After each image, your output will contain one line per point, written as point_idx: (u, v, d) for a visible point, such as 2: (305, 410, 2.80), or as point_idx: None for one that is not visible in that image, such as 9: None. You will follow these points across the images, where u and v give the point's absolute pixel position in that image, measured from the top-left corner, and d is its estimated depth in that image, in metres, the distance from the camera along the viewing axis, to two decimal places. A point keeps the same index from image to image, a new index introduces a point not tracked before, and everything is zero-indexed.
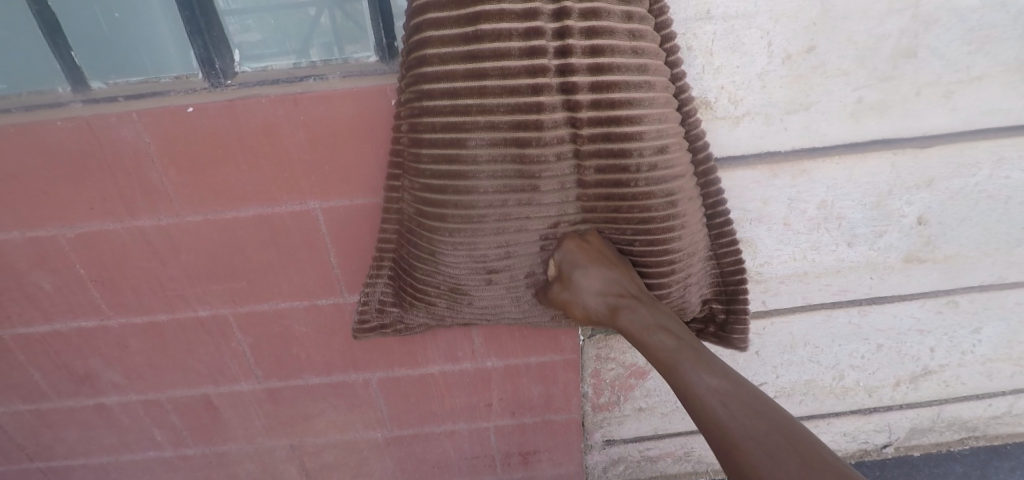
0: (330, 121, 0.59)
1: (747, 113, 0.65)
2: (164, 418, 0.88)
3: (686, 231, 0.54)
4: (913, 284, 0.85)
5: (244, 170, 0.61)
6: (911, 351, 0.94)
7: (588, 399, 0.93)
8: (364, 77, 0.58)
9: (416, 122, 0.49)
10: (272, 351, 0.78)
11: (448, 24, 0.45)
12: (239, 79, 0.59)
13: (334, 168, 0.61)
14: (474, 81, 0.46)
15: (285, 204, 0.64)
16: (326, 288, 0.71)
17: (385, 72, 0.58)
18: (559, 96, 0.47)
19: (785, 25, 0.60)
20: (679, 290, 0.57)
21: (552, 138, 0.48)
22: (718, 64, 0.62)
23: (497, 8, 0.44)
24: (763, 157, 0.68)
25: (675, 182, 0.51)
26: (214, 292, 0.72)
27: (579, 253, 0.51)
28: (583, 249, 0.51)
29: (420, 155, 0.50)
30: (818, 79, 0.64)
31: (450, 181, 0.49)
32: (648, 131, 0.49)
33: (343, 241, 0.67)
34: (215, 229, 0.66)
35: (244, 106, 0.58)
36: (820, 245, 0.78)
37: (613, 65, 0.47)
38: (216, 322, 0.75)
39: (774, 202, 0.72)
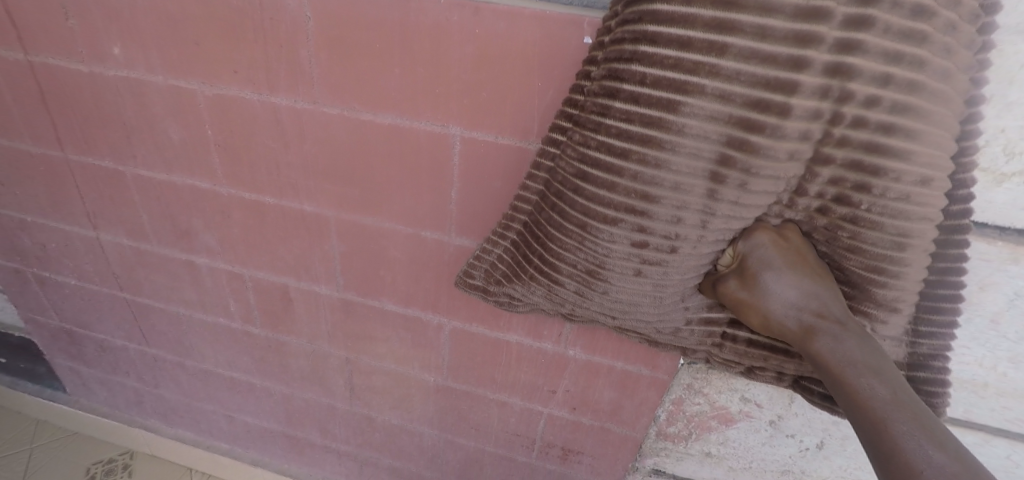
0: (506, 43, 0.50)
1: (1018, 173, 0.49)
2: (242, 293, 0.90)
3: (901, 281, 0.42)
4: None
5: (395, 73, 0.55)
6: None
7: (657, 423, 0.83)
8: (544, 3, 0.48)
9: (623, 69, 0.38)
10: (360, 265, 0.75)
11: None
12: None
13: (490, 97, 0.54)
14: (714, 34, 0.34)
15: (425, 121, 0.58)
16: (436, 223, 0.66)
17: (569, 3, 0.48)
18: (827, 80, 0.34)
19: None
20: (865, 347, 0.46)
21: (795, 132, 0.35)
22: (1013, 98, 0.46)
23: None
24: (1010, 233, 0.52)
25: (919, 224, 0.39)
26: (324, 192, 0.68)
27: (774, 252, 0.42)
28: (778, 247, 0.42)
29: (608, 108, 0.39)
30: None
31: (637, 148, 0.38)
32: (921, 151, 0.37)
33: (472, 179, 0.60)
34: (347, 126, 0.61)
35: (418, 3, 0.51)
36: (1022, 360, 0.60)
37: (910, 60, 0.34)
38: (317, 221, 0.72)
39: (991, 291, 0.56)
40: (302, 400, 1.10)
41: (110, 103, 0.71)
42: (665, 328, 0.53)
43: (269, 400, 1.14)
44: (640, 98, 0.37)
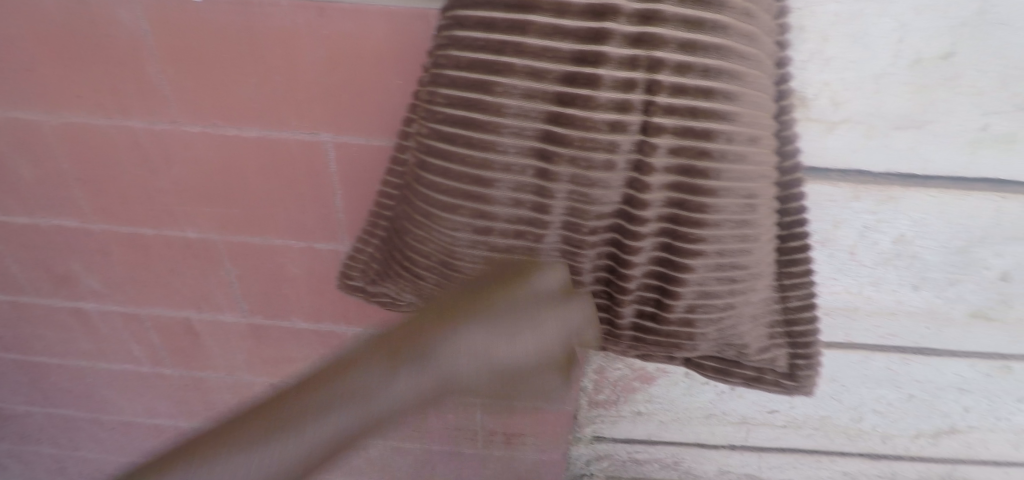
0: (358, 42, 0.49)
1: (846, 120, 0.55)
2: (143, 335, 0.85)
3: (757, 243, 0.41)
4: (970, 342, 0.74)
5: (251, 83, 0.53)
6: (943, 406, 0.85)
7: (587, 393, 0.88)
8: None
9: (444, 54, 0.40)
10: (260, 287, 0.73)
11: None
12: None
13: (353, 98, 0.52)
14: (517, 14, 0.36)
15: (293, 130, 0.55)
16: (328, 233, 0.64)
17: None
18: (631, 49, 0.35)
19: (926, 20, 0.49)
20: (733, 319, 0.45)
21: (611, 103, 0.36)
22: (829, 54, 0.52)
23: None
24: (849, 173, 0.59)
25: (757, 182, 0.39)
26: (205, 215, 0.65)
27: None
28: None
29: (436, 96, 0.41)
30: (943, 93, 0.53)
31: (464, 131, 0.39)
32: (743, 112, 0.37)
33: (352, 184, 0.59)
34: (213, 144, 0.58)
35: (261, 7, 0.48)
36: (881, 282, 0.67)
37: (712, 24, 0.35)
38: (205, 247, 0.69)
39: (844, 227, 0.63)
40: None
41: None
42: None
43: None
44: (460, 82, 0.38)
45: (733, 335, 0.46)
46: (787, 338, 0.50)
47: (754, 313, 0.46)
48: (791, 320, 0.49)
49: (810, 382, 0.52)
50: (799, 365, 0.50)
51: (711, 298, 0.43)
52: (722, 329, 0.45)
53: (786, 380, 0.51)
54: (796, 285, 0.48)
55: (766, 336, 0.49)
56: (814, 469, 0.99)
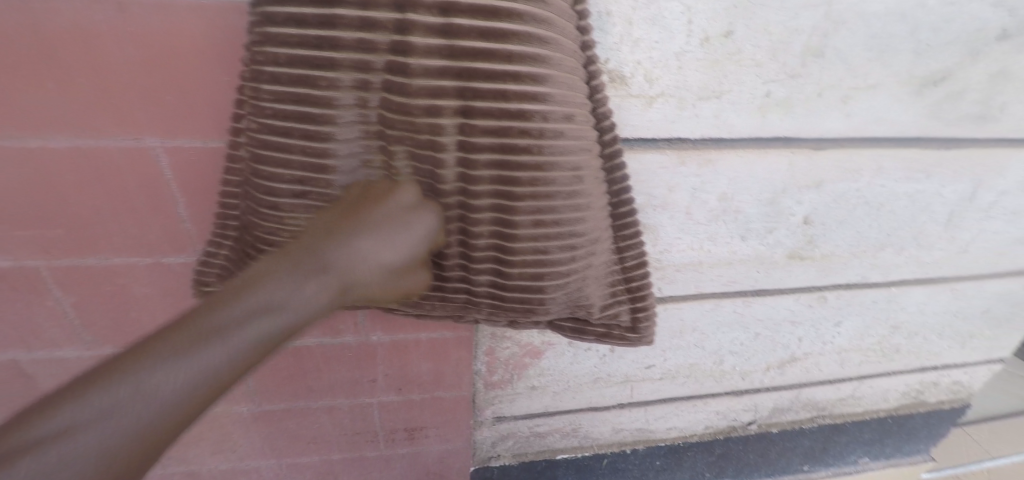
0: (171, 39, 0.46)
1: (660, 94, 0.62)
2: None
3: (589, 211, 0.46)
4: (792, 280, 0.88)
5: (50, 88, 0.48)
6: (782, 340, 0.99)
7: (481, 376, 0.90)
8: None
9: (258, 51, 0.40)
10: (103, 315, 0.65)
11: None
12: None
13: (176, 98, 0.49)
14: (324, 9, 0.37)
15: (111, 138, 0.51)
16: (174, 245, 0.59)
17: None
18: (439, 38, 0.38)
19: (707, 4, 0.57)
20: (578, 282, 0.49)
21: (429, 89, 0.39)
22: (636, 36, 0.58)
23: None
24: (672, 141, 0.66)
25: (581, 155, 0.44)
26: (18, 240, 0.57)
27: None
28: None
29: (259, 93, 0.40)
30: (732, 66, 0.62)
31: (298, 125, 0.40)
32: (554, 93, 0.40)
33: (195, 190, 0.55)
34: (13, 162, 0.51)
35: (45, 3, 0.44)
36: (716, 237, 0.78)
37: (507, 11, 0.38)
38: (23, 278, 0.60)
39: (678, 190, 0.71)
40: None
41: None
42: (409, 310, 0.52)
43: None
44: (283, 76, 0.39)
45: (583, 297, 0.51)
46: (628, 294, 0.56)
47: (597, 276, 0.51)
48: (631, 278, 0.55)
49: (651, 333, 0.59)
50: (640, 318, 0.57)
51: (557, 266, 0.46)
52: (570, 294, 0.49)
53: (630, 332, 0.57)
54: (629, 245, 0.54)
55: (611, 294, 0.54)
56: (693, 413, 1.11)
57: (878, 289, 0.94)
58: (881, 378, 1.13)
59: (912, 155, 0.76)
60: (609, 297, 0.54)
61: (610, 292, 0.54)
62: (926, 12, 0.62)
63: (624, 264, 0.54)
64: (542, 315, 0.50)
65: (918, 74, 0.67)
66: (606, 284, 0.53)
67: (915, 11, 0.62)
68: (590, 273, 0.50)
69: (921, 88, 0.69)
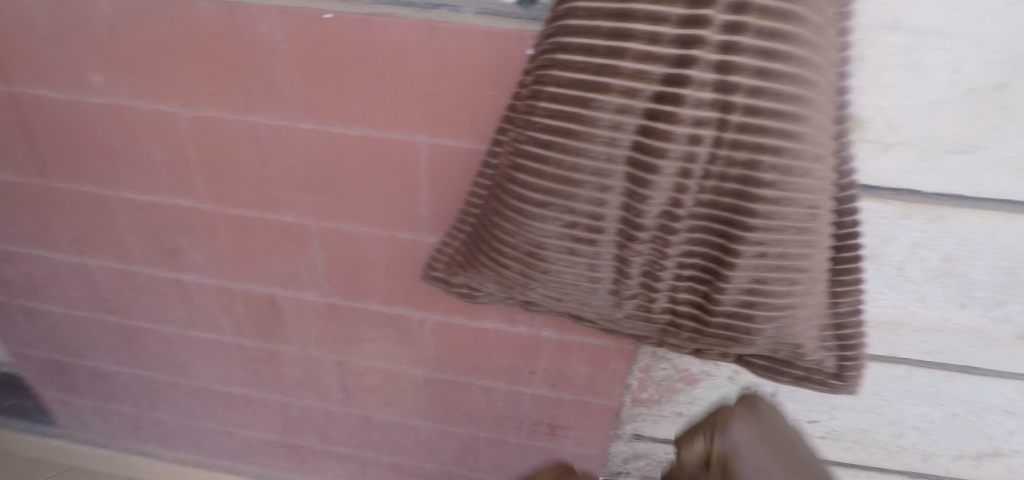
0: (460, 58, 0.56)
1: (899, 143, 0.59)
2: (232, 307, 0.95)
3: (814, 249, 0.46)
4: (1018, 364, 0.75)
5: (363, 89, 0.61)
6: (987, 429, 0.85)
7: (630, 391, 0.92)
8: (496, 18, 0.54)
9: (545, 73, 0.46)
10: (342, 269, 0.81)
11: None
12: None
13: (449, 105, 0.60)
14: (612, 41, 0.41)
15: (392, 131, 0.63)
16: (409, 223, 0.72)
17: (519, 17, 0.53)
18: (714, 74, 0.40)
19: (982, 54, 0.53)
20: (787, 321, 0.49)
21: (694, 119, 0.41)
22: (886, 81, 0.56)
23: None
24: (900, 192, 0.63)
25: (819, 193, 0.44)
26: (305, 203, 0.74)
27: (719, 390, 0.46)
28: None
29: (535, 109, 0.47)
30: (997, 120, 0.56)
31: (559, 139, 0.45)
32: (809, 134, 0.41)
33: (439, 181, 0.66)
34: (321, 141, 0.67)
35: (380, 25, 0.56)
36: (927, 299, 0.71)
37: (785, 55, 0.39)
38: (299, 231, 0.78)
39: (893, 243, 0.67)
40: (299, 407, 1.15)
41: (94, 133, 0.75)
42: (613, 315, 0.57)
43: (267, 411, 1.18)
44: (559, 95, 0.45)
45: (787, 335, 0.51)
46: (837, 343, 0.54)
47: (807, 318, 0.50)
48: (842, 324, 0.53)
49: (856, 384, 0.56)
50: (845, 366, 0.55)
51: (771, 297, 0.48)
52: (778, 328, 0.50)
53: (833, 380, 0.56)
54: (845, 292, 0.52)
55: (818, 340, 0.53)
56: None
57: None
58: None
59: None
60: (815, 342, 0.53)
61: (818, 338, 0.53)
62: None
63: (835, 310, 0.53)
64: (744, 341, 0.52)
65: None
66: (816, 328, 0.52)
67: None
68: (802, 313, 0.49)
69: None
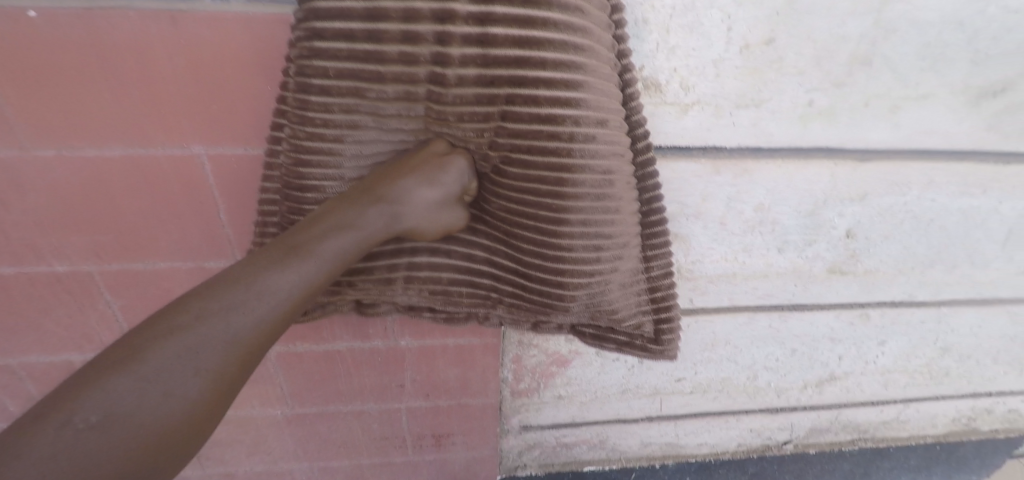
0: (221, 49, 0.48)
1: (696, 102, 0.62)
2: (16, 386, 0.77)
3: (617, 214, 0.45)
4: (833, 295, 0.84)
5: (109, 99, 0.50)
6: (821, 357, 0.95)
7: (508, 384, 0.89)
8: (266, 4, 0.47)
9: (306, 64, 0.42)
10: (146, 318, 0.68)
11: None
12: None
13: (223, 108, 0.51)
14: (368, 23, 0.40)
15: (161, 146, 0.53)
16: (215, 250, 0.61)
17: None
18: (475, 49, 0.40)
19: (748, 11, 0.57)
20: (601, 288, 0.48)
21: (469, 96, 0.42)
22: (673, 43, 0.58)
23: None
24: (707, 150, 0.66)
25: (612, 159, 0.44)
26: (74, 245, 0.60)
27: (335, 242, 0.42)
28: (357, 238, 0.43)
29: (307, 102, 0.43)
30: (773, 74, 0.61)
31: (345, 124, 0.43)
32: (587, 100, 0.41)
33: (235, 197, 0.57)
34: (71, 168, 0.54)
35: (108, 19, 0.46)
36: (751, 248, 0.76)
37: (541, 21, 0.39)
38: (78, 281, 0.64)
39: (712, 200, 0.70)
40: None
41: None
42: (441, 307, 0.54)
43: None
44: (331, 83, 0.42)
45: (604, 302, 0.49)
46: (651, 306, 0.55)
47: (619, 283, 0.49)
48: (655, 288, 0.54)
49: (674, 346, 0.56)
50: (663, 328, 0.55)
51: (578, 264, 0.45)
52: (591, 294, 0.48)
53: (651, 344, 0.56)
54: (657, 254, 0.53)
55: (635, 303, 0.53)
56: (724, 430, 1.07)
57: (925, 308, 0.89)
58: (927, 402, 1.07)
59: (965, 169, 0.72)
60: (633, 306, 0.53)
61: (635, 303, 0.53)
62: (985, 20, 0.60)
63: (649, 275, 0.54)
64: (562, 314, 0.49)
65: (974, 84, 0.64)
66: (632, 292, 0.52)
67: (973, 19, 0.59)
68: (614, 279, 0.48)
69: (978, 100, 0.65)
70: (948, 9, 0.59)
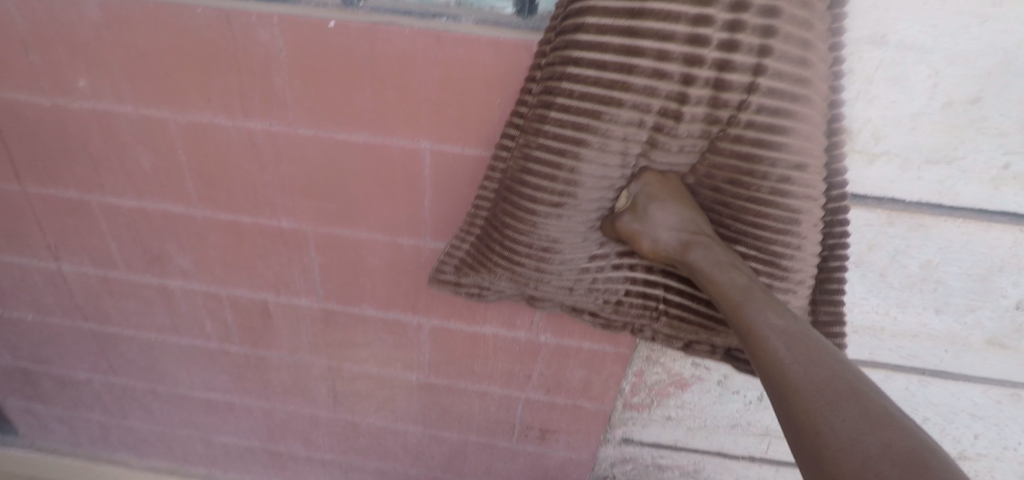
0: (466, 65, 0.57)
1: (885, 153, 0.62)
2: (220, 313, 0.93)
3: (798, 251, 0.51)
4: (986, 368, 0.80)
5: (366, 95, 0.61)
6: (955, 431, 0.90)
7: (623, 397, 0.93)
8: (496, 28, 0.55)
9: (555, 86, 0.47)
10: (339, 275, 0.80)
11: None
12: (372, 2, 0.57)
13: (456, 112, 0.60)
14: (622, 59, 0.44)
15: (397, 138, 0.63)
16: (412, 229, 0.71)
17: (517, 27, 0.55)
18: (708, 91, 0.44)
19: (958, 69, 0.57)
20: None
21: (688, 131, 0.46)
22: (874, 94, 0.59)
23: None
24: (885, 202, 0.66)
25: (806, 202, 0.49)
26: (303, 208, 0.73)
27: None
28: None
29: (545, 118, 0.47)
30: (972, 133, 0.60)
31: (574, 147, 0.47)
32: (794, 145, 0.46)
33: (443, 186, 0.66)
34: (322, 146, 0.66)
35: (385, 33, 0.56)
36: (907, 304, 0.75)
37: (772, 71, 0.43)
38: (296, 237, 0.77)
39: (877, 250, 0.70)
40: (285, 413, 1.12)
41: (76, 134, 0.72)
42: (613, 306, 0.61)
43: (252, 418, 1.15)
44: (572, 107, 0.46)
45: None
46: None
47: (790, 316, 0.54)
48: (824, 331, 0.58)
49: None
50: None
51: None
52: None
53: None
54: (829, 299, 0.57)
55: None
56: None
57: None
58: None
59: None
60: None
61: None
62: None
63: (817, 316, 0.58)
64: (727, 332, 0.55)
65: None
66: None
67: None
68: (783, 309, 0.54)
69: None
70: None
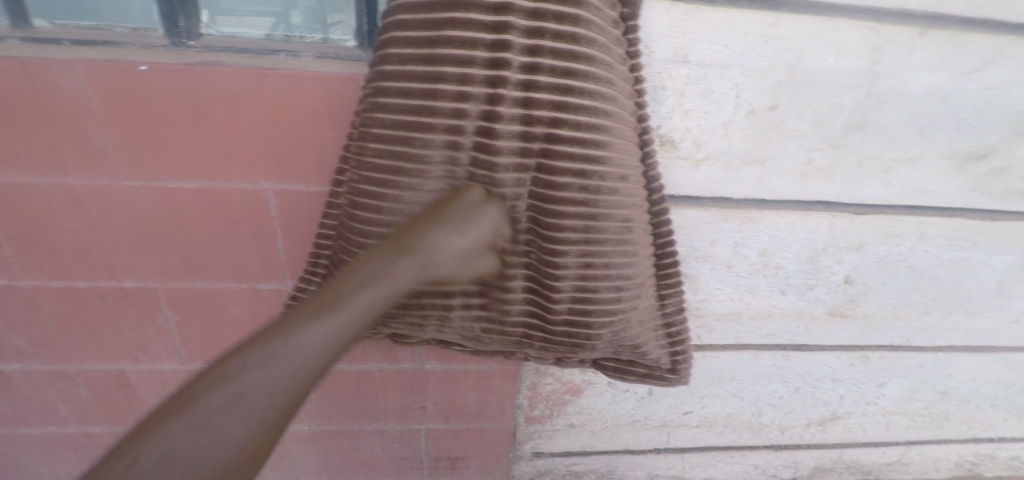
0: (296, 100, 0.56)
1: (707, 157, 0.69)
2: (71, 392, 0.83)
3: (635, 257, 0.52)
4: (833, 336, 0.89)
5: (196, 139, 0.58)
6: (823, 396, 0.99)
7: (522, 411, 0.93)
8: (337, 61, 0.56)
9: (370, 116, 0.48)
10: (199, 332, 0.75)
11: (412, 26, 0.45)
12: (204, 42, 0.54)
13: (294, 149, 0.59)
14: (427, 83, 0.44)
15: (235, 181, 0.61)
16: (269, 273, 0.68)
17: (359, 59, 0.56)
18: (517, 109, 0.44)
19: (754, 82, 0.64)
20: (618, 324, 0.53)
21: (507, 149, 0.45)
22: (687, 107, 0.65)
23: (465, 16, 0.43)
24: (716, 200, 0.72)
25: (631, 208, 0.50)
26: (145, 264, 0.68)
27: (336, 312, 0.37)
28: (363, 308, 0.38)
29: (365, 149, 0.48)
30: (776, 136, 0.68)
31: (392, 176, 0.47)
32: (612, 157, 0.47)
33: (294, 226, 0.64)
34: (153, 196, 0.62)
35: (205, 74, 0.55)
36: (756, 289, 0.82)
37: (578, 90, 0.44)
38: (143, 296, 0.71)
39: (720, 244, 0.76)
40: None
41: None
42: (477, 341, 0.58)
43: None
44: (386, 136, 0.46)
45: (623, 337, 0.55)
46: (668, 339, 0.61)
47: (638, 319, 0.55)
48: (670, 323, 0.61)
49: (687, 373, 0.64)
50: (677, 358, 0.62)
51: (603, 303, 0.51)
52: (614, 331, 0.54)
53: (669, 374, 0.63)
54: (670, 293, 0.59)
55: (652, 337, 0.59)
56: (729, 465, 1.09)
57: (922, 352, 0.93)
58: (932, 445, 1.08)
59: (954, 224, 0.78)
60: (651, 341, 0.59)
61: (654, 337, 0.59)
62: (965, 94, 0.67)
63: (665, 311, 0.60)
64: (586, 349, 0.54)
65: (960, 149, 0.71)
66: (649, 327, 0.58)
67: (956, 94, 0.66)
68: (632, 315, 0.54)
69: (963, 163, 0.72)
70: (933, 84, 0.66)
